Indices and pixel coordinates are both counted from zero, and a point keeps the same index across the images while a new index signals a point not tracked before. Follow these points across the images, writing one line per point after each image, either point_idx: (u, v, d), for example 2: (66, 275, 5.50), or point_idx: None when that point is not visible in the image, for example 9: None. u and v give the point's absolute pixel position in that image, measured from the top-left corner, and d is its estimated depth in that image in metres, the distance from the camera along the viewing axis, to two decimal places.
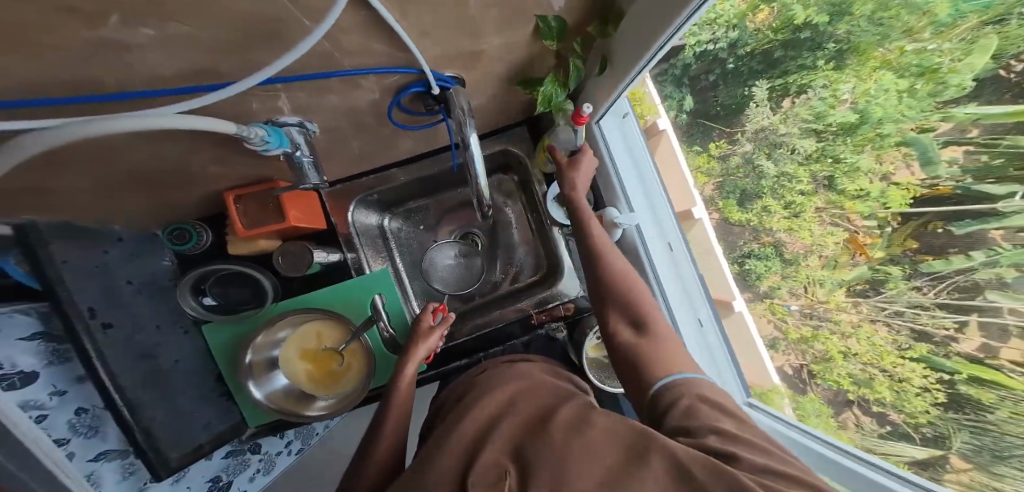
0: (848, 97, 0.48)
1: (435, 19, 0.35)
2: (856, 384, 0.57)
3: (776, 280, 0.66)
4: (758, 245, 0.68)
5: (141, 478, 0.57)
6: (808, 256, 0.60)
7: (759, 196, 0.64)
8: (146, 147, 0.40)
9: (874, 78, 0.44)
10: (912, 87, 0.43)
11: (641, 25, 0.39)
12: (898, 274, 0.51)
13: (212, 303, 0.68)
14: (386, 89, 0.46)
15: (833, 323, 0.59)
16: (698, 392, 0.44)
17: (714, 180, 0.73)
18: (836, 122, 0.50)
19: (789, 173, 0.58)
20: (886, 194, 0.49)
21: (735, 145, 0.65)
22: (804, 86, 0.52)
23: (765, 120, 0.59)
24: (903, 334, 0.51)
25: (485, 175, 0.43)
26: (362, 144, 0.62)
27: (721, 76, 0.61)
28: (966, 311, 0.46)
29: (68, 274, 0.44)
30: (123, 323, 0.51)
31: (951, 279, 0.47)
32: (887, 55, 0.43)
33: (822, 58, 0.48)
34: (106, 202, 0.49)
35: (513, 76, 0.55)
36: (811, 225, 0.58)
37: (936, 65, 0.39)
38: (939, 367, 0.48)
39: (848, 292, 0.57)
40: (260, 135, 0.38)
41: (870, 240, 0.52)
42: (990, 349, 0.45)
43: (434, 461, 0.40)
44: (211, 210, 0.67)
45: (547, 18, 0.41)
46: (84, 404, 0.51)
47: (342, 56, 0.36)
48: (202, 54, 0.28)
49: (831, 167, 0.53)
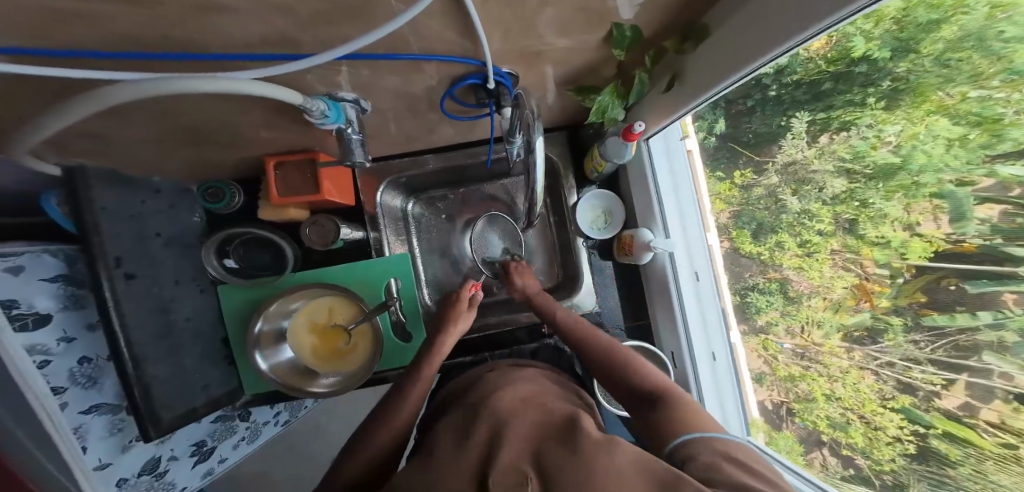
0: (893, 140, 0.43)
1: (515, 15, 0.35)
2: (834, 427, 0.56)
3: (774, 317, 0.64)
4: (764, 280, 0.64)
5: (130, 434, 0.56)
6: (812, 297, 0.56)
7: (774, 231, 0.60)
8: (203, 109, 0.40)
9: (925, 123, 0.40)
10: (964, 137, 0.38)
11: (727, 47, 0.37)
12: (898, 324, 0.48)
13: (233, 266, 0.69)
14: (444, 77, 0.46)
15: (823, 366, 0.57)
16: (718, 449, 0.40)
17: (731, 209, 0.69)
18: (874, 164, 0.45)
19: (812, 211, 0.53)
20: (906, 244, 0.44)
21: (762, 177, 0.60)
22: (849, 123, 0.47)
23: (799, 153, 0.53)
24: (889, 384, 0.50)
25: (544, 181, 0.39)
26: (401, 128, 0.61)
27: (759, 102, 0.54)
28: (958, 370, 0.45)
29: (105, 221, 0.43)
30: (147, 276, 0.50)
31: (951, 337, 0.45)
32: (945, 100, 0.38)
33: (872, 95, 0.44)
34: (151, 152, 0.48)
35: (569, 81, 0.54)
36: (823, 266, 0.54)
37: (997, 115, 0.36)
38: (915, 419, 0.48)
39: (845, 337, 0.53)
40: (321, 109, 0.39)
41: (877, 288, 0.49)
42: (970, 409, 0.44)
43: (451, 457, 0.40)
44: (247, 172, 0.68)
45: (623, 26, 0.40)
46: (88, 353, 0.51)
47: (415, 40, 0.35)
48: (287, 24, 0.28)
49: (856, 210, 0.48)
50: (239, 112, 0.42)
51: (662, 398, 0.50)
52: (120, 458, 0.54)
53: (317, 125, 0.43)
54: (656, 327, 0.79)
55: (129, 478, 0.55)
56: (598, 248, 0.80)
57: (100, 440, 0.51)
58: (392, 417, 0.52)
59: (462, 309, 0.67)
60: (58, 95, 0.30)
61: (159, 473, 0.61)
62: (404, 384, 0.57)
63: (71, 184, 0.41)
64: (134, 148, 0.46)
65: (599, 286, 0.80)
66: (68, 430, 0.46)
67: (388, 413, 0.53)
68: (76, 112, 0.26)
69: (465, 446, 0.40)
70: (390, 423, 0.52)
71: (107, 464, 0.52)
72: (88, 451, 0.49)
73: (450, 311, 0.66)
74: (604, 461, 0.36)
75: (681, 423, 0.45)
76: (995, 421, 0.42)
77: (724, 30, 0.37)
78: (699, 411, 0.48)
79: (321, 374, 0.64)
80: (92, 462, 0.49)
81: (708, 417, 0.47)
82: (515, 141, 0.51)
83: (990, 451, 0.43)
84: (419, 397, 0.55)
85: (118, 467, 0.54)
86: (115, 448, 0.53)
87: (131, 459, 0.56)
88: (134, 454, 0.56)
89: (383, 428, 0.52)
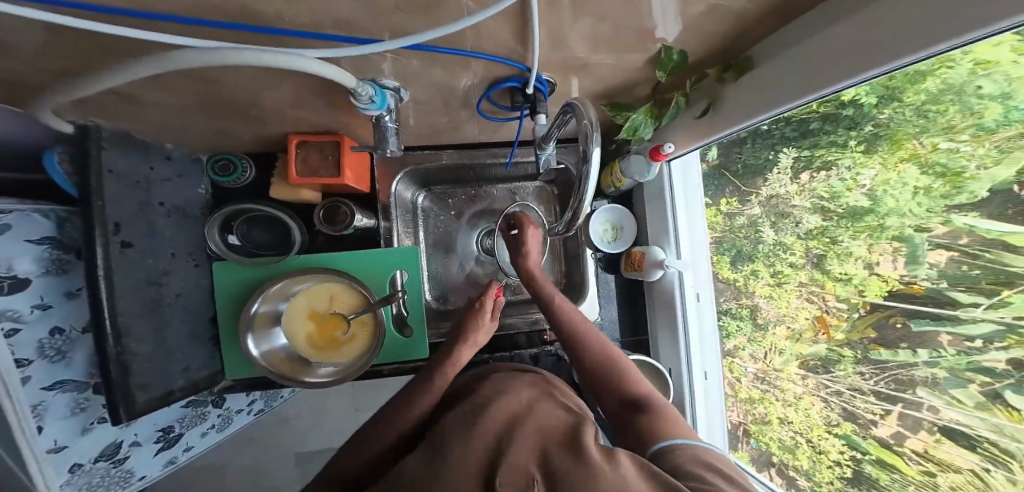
0: (867, 183, 0.46)
1: (576, 23, 0.36)
2: (783, 448, 0.64)
3: (741, 342, 0.70)
4: (735, 305, 0.70)
5: (92, 415, 0.51)
6: (778, 324, 0.62)
7: (750, 259, 0.66)
8: (238, 82, 0.39)
9: (898, 169, 0.43)
10: (930, 186, 0.41)
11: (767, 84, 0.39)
12: (850, 356, 0.53)
13: (235, 243, 0.66)
14: (487, 77, 0.46)
15: (780, 390, 0.64)
16: (695, 454, 0.41)
17: (712, 235, 0.74)
18: (847, 205, 0.49)
19: (786, 244, 0.58)
20: (865, 281, 0.48)
21: (745, 207, 0.65)
22: (831, 162, 0.50)
23: (782, 188, 0.58)
24: (836, 412, 0.56)
25: (593, 193, 0.40)
26: (430, 121, 0.61)
27: (750, 136, 0.57)
28: (894, 401, 0.50)
29: (109, 185, 0.41)
30: (144, 245, 0.47)
31: (892, 370, 0.49)
32: (919, 149, 0.41)
33: (854, 139, 0.46)
34: (170, 118, 0.46)
35: (603, 97, 0.56)
36: (790, 296, 0.59)
37: (960, 168, 0.38)
38: (854, 446, 0.55)
39: (801, 365, 0.60)
40: (369, 94, 0.40)
41: (836, 321, 0.53)
42: (900, 437, 0.50)
43: (457, 449, 0.39)
44: (260, 147, 0.65)
45: (672, 50, 0.42)
46: (62, 323, 0.46)
47: (472, 38, 0.36)
48: (358, 5, 0.27)
49: (826, 246, 0.52)
50: (276, 86, 0.41)
51: (646, 408, 0.49)
52: (76, 441, 0.49)
53: (358, 109, 0.43)
54: (653, 342, 0.81)
55: (84, 463, 0.50)
56: (604, 262, 0.83)
57: (59, 420, 0.46)
58: (397, 418, 0.53)
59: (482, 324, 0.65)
60: (102, 47, 0.29)
61: (119, 460, 0.56)
62: (414, 390, 0.56)
63: (80, 143, 0.38)
64: (152, 111, 0.43)
65: (603, 301, 0.82)
66: (26, 408, 0.41)
67: (398, 414, 0.53)
68: (145, 69, 0.25)
69: (472, 440, 0.40)
70: (389, 430, 0.51)
71: (63, 446, 0.47)
72: (43, 431, 0.44)
73: (470, 322, 0.64)
74: (611, 470, 0.35)
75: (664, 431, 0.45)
76: (920, 449, 0.49)
77: (775, 63, 0.39)
78: (678, 419, 0.48)
79: (319, 363, 0.62)
80: (46, 445, 0.45)
81: (681, 423, 0.47)
82: (546, 147, 0.55)
83: (913, 477, 0.50)
84: (430, 402, 0.55)
85: (73, 451, 0.49)
86: (72, 431, 0.48)
87: (91, 442, 0.51)
88: (93, 437, 0.51)
89: (391, 425, 0.52)
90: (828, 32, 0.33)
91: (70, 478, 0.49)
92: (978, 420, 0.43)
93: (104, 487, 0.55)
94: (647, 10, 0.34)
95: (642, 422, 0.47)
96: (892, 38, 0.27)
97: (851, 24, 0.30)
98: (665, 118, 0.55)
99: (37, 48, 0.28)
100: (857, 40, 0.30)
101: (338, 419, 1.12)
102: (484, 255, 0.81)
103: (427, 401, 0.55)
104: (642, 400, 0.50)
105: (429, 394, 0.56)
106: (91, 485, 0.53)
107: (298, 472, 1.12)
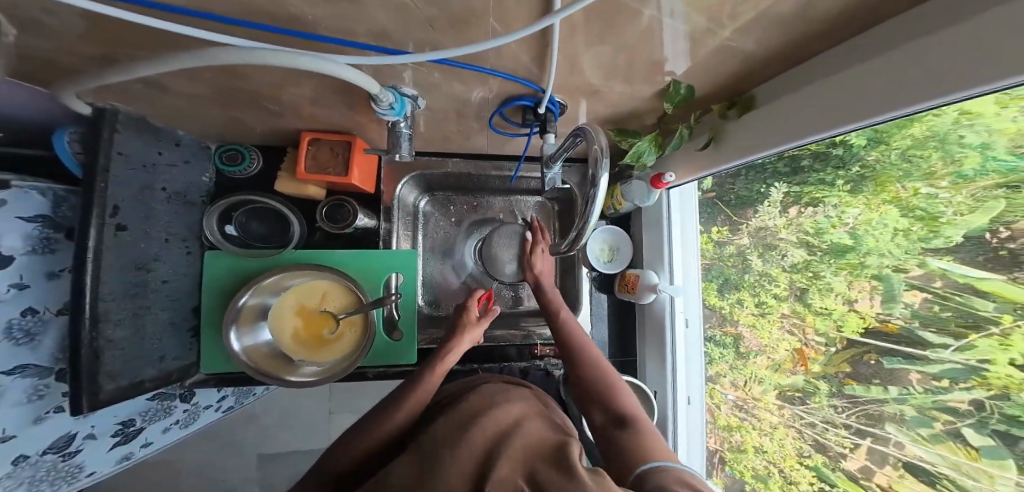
0: (850, 222, 0.48)
1: (594, 52, 0.38)
2: (756, 478, 0.64)
3: (723, 369, 0.71)
4: (720, 332, 0.71)
5: (48, 404, 0.48)
6: (759, 353, 0.64)
7: (737, 288, 0.68)
8: (259, 78, 0.39)
9: (880, 210, 0.45)
10: (908, 229, 0.43)
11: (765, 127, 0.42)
12: (823, 389, 0.55)
13: (232, 233, 0.65)
14: (501, 94, 0.48)
15: (757, 420, 0.65)
16: (681, 477, 0.40)
17: (703, 262, 0.76)
18: (832, 242, 0.51)
19: (772, 274, 0.61)
20: (843, 317, 0.50)
21: (735, 236, 0.68)
22: (817, 200, 0.53)
23: (771, 220, 0.60)
24: (807, 443, 0.58)
25: (598, 215, 0.42)
26: (442, 129, 0.62)
27: (744, 168, 0.60)
28: (863, 435, 0.51)
29: (116, 167, 0.41)
30: (138, 227, 0.46)
31: (863, 405, 0.51)
32: (900, 192, 0.43)
33: (841, 178, 0.48)
34: (185, 105, 0.46)
35: (610, 122, 0.59)
36: (773, 327, 0.61)
37: (937, 213, 0.40)
38: (824, 478, 0.55)
39: (779, 395, 0.61)
40: (389, 101, 0.42)
41: (813, 354, 0.55)
42: (867, 472, 0.51)
43: (444, 464, 0.39)
44: (269, 141, 0.66)
45: (681, 84, 0.45)
46: (37, 304, 0.44)
47: (494, 57, 0.37)
48: (389, 16, 0.29)
49: (809, 280, 0.55)
50: (299, 85, 0.42)
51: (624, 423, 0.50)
52: (27, 430, 0.46)
53: (376, 114, 0.45)
54: (640, 363, 0.82)
55: (31, 455, 0.47)
56: (598, 280, 0.84)
57: (13, 406, 0.44)
58: (395, 413, 0.53)
59: (472, 320, 0.66)
60: (139, 37, 0.29)
61: (69, 454, 0.53)
62: (409, 385, 0.56)
63: (95, 123, 0.39)
64: (166, 99, 0.44)
65: (594, 320, 0.83)
66: None
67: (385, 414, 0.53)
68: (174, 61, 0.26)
69: (461, 451, 0.40)
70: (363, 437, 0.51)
71: (11, 436, 0.44)
72: None
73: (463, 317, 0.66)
74: (593, 483, 0.36)
75: (653, 453, 0.45)
76: (885, 485, 0.50)
77: (778, 103, 0.42)
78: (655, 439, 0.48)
79: (304, 362, 0.60)
80: None
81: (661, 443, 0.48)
82: (553, 167, 0.57)
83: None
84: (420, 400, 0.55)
85: (21, 441, 0.46)
86: (25, 419, 0.45)
87: (42, 432, 0.48)
88: (48, 426, 0.49)
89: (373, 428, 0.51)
90: (832, 80, 0.35)
91: (11, 471, 0.45)
92: (938, 457, 0.44)
93: (48, 481, 0.51)
94: (661, 45, 0.37)
95: (631, 441, 0.47)
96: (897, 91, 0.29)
97: (858, 74, 0.33)
98: (669, 147, 0.58)
99: (61, 30, 0.28)
100: (864, 90, 0.32)
101: (310, 420, 1.09)
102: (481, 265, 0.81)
103: (418, 398, 0.55)
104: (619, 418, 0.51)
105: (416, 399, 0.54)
106: (35, 479, 0.49)
107: (259, 473, 1.08)
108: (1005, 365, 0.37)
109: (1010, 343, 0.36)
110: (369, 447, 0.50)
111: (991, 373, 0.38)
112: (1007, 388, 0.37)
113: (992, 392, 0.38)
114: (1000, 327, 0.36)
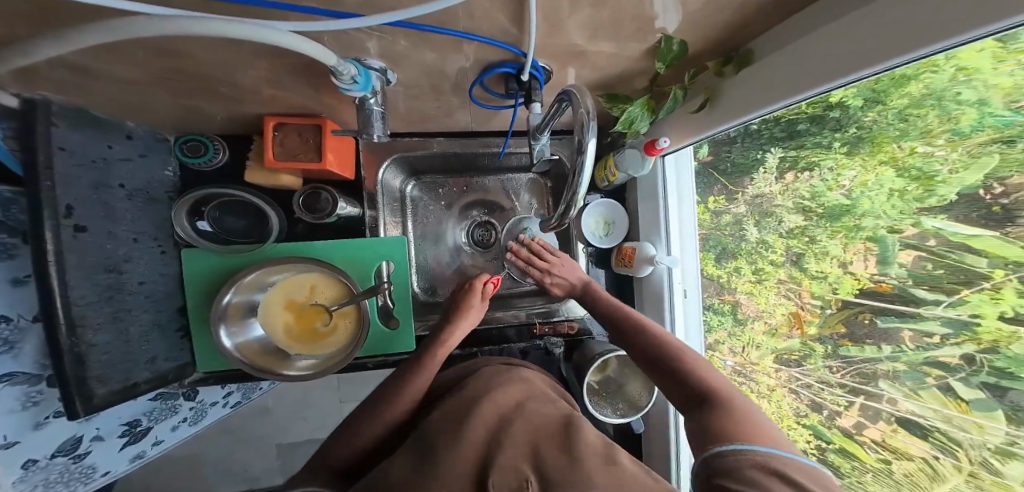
0: (847, 184, 0.46)
1: (576, 9, 0.34)
2: None
3: (722, 336, 0.71)
4: (718, 301, 0.70)
5: (47, 409, 0.47)
6: (755, 320, 0.63)
7: (734, 256, 0.66)
8: (211, 56, 0.36)
9: (876, 172, 0.43)
10: (904, 189, 0.40)
11: (777, 78, 0.39)
12: (820, 351, 0.54)
13: (206, 229, 0.62)
14: (479, 62, 0.44)
15: (756, 383, 0.65)
16: (773, 464, 0.36)
17: (700, 233, 0.74)
18: (826, 205, 0.49)
19: (768, 242, 0.59)
20: (839, 280, 0.49)
21: (732, 205, 0.65)
22: (814, 164, 0.50)
23: (767, 187, 0.58)
24: (804, 403, 0.58)
25: (587, 184, 0.40)
26: (421, 106, 0.58)
27: (741, 134, 0.56)
28: (857, 393, 0.51)
29: (59, 163, 0.38)
30: (100, 228, 0.44)
31: (857, 364, 0.50)
32: (897, 153, 0.40)
33: (838, 140, 0.45)
34: (134, 93, 0.43)
35: (598, 87, 0.55)
36: (770, 292, 0.59)
37: (933, 173, 0.38)
38: (819, 435, 0.56)
39: (776, 359, 0.61)
40: (351, 74, 0.38)
41: (809, 316, 0.54)
42: (859, 427, 0.51)
43: (443, 453, 0.39)
44: (234, 129, 0.61)
45: (672, 40, 0.41)
46: (9, 312, 0.42)
47: (465, 17, 0.34)
48: None
49: (805, 245, 0.53)
50: (254, 64, 0.38)
51: (713, 404, 0.46)
52: (30, 435, 0.46)
53: (340, 90, 0.41)
54: None
55: (40, 459, 0.47)
56: (594, 256, 0.83)
57: (6, 415, 0.43)
58: (398, 399, 0.52)
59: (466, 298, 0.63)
60: (53, 10, 0.26)
61: (78, 455, 0.53)
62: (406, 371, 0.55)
63: (28, 116, 0.36)
64: (113, 86, 0.40)
65: None
66: None
67: (380, 409, 0.51)
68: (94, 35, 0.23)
69: (462, 441, 0.40)
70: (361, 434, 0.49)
71: (13, 442, 0.44)
72: None
73: (463, 301, 0.63)
74: (605, 477, 0.36)
75: (738, 433, 0.40)
76: (877, 439, 0.50)
77: (775, 56, 0.39)
78: (759, 419, 0.43)
79: (297, 355, 0.60)
80: None
81: (771, 430, 0.41)
82: (540, 138, 0.54)
83: (870, 464, 0.51)
84: (419, 386, 0.54)
85: (26, 447, 0.45)
86: (25, 425, 0.45)
87: (46, 436, 0.48)
88: (49, 431, 0.48)
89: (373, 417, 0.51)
90: (833, 27, 0.32)
91: (23, 475, 0.45)
92: (929, 410, 0.44)
93: (63, 483, 0.52)
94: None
95: (711, 419, 0.44)
96: (902, 36, 0.26)
97: (859, 17, 0.30)
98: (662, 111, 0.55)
99: None
100: (863, 34, 0.29)
101: (320, 409, 1.10)
102: (474, 249, 0.81)
103: (413, 383, 0.53)
104: (706, 397, 0.47)
105: (413, 388, 0.53)
106: (48, 481, 0.49)
107: (279, 462, 1.10)
108: (995, 319, 0.36)
109: (1001, 297, 0.35)
110: (369, 438, 0.50)
111: (981, 328, 0.37)
112: (996, 342, 0.37)
113: (982, 346, 0.38)
114: (991, 283, 0.36)
